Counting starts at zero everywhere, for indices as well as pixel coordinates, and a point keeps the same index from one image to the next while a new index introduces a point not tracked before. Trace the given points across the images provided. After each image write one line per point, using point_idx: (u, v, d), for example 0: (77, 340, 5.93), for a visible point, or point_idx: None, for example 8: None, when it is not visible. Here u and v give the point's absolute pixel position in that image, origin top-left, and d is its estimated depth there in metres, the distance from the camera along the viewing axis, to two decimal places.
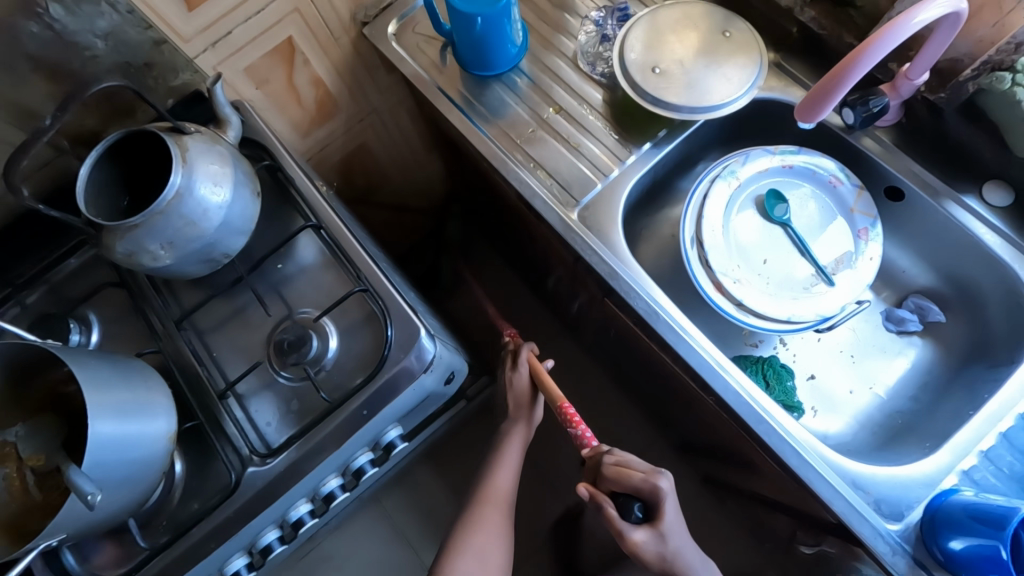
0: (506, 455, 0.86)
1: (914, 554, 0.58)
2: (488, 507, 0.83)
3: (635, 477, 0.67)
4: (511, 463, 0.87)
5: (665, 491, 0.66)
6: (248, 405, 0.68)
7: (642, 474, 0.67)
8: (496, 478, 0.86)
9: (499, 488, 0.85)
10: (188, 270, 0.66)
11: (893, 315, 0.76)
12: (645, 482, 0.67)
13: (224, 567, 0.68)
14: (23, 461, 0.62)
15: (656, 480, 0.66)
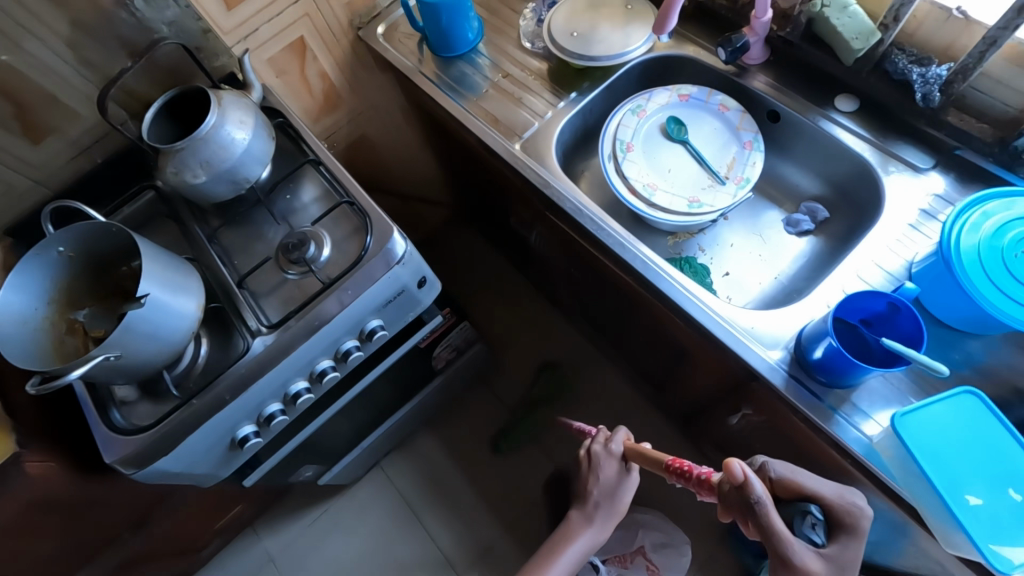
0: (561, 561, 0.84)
1: (789, 373, 0.70)
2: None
3: (820, 488, 0.67)
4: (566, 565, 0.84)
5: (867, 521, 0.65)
6: (259, 296, 0.85)
7: (832, 494, 0.67)
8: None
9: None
10: (218, 192, 0.86)
11: (790, 220, 0.91)
12: (834, 500, 0.66)
13: (236, 431, 0.84)
14: (89, 333, 0.77)
15: (850, 501, 0.66)
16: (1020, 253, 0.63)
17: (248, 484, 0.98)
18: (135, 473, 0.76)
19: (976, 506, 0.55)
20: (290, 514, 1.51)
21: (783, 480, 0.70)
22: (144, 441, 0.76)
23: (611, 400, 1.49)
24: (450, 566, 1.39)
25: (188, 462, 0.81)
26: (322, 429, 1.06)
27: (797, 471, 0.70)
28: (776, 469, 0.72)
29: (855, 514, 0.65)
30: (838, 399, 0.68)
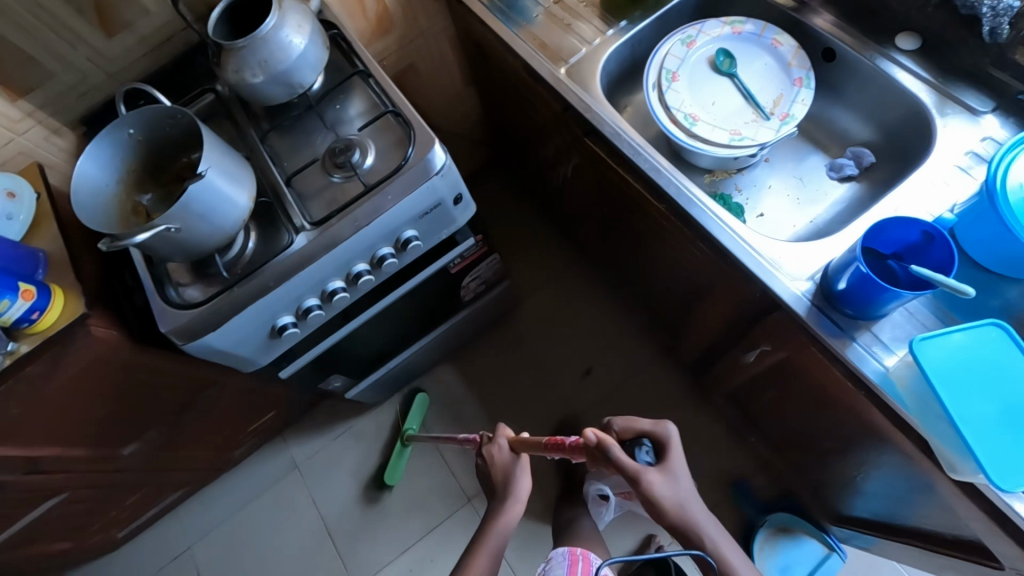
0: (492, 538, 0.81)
1: (813, 302, 0.70)
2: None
3: (645, 423, 0.79)
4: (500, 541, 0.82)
5: (676, 432, 0.78)
6: (304, 197, 0.90)
7: (651, 423, 0.79)
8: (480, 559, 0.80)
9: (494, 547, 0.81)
10: (274, 94, 0.90)
11: (834, 164, 0.89)
12: (655, 430, 0.78)
13: (276, 320, 0.90)
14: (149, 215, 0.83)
15: (664, 425, 0.78)
16: None
17: (285, 375, 1.07)
18: (186, 344, 0.83)
19: (983, 414, 0.55)
20: (315, 428, 1.60)
21: (621, 428, 0.81)
22: (194, 316, 0.83)
23: (630, 350, 1.51)
24: (461, 489, 1.47)
25: (232, 342, 0.88)
26: (352, 336, 1.13)
27: (629, 417, 0.82)
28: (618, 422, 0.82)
29: (664, 432, 0.77)
30: (861, 329, 0.67)
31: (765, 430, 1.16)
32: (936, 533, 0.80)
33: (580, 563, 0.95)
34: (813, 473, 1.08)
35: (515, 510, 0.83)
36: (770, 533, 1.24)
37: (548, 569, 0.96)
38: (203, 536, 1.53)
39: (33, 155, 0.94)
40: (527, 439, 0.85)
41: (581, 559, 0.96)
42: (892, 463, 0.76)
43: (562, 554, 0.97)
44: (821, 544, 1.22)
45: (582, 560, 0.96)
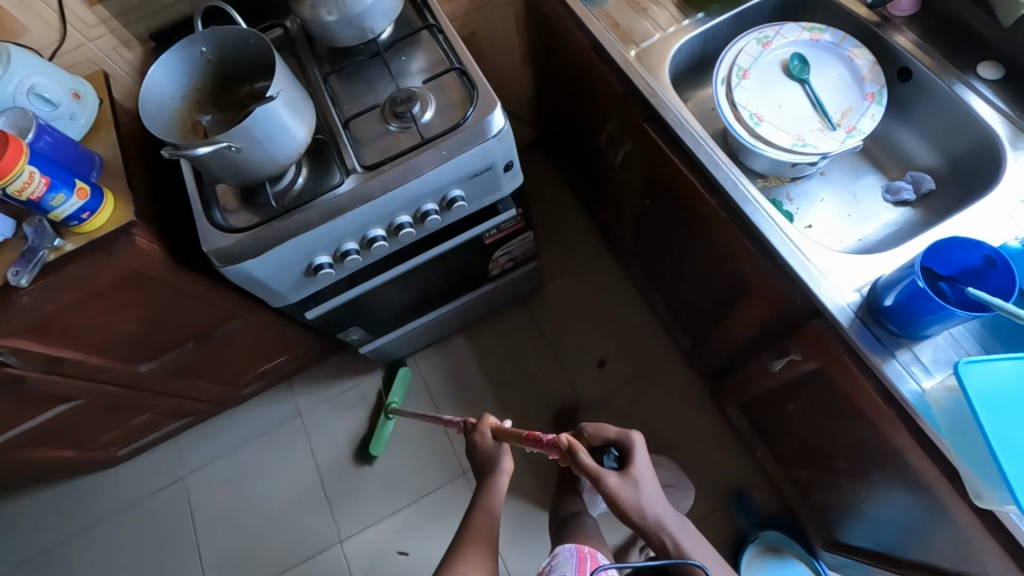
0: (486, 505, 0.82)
1: (856, 315, 0.69)
2: (474, 549, 0.78)
3: (609, 431, 0.80)
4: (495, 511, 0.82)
5: (643, 442, 0.78)
6: (358, 140, 0.90)
7: (618, 430, 0.80)
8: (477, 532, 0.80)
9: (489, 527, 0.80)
10: (344, 35, 0.91)
11: (891, 187, 0.88)
12: (621, 439, 0.78)
13: (314, 258, 0.91)
14: (206, 134, 0.83)
15: (628, 433, 0.78)
16: None
17: (310, 317, 1.08)
18: (225, 267, 0.84)
19: (1016, 442, 0.55)
20: (323, 380, 1.62)
21: (592, 434, 0.82)
22: (237, 241, 0.84)
23: (646, 349, 1.51)
24: (459, 461, 1.47)
25: (269, 272, 0.89)
26: (379, 289, 1.13)
27: (602, 424, 0.83)
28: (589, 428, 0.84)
29: (630, 440, 0.78)
30: (902, 348, 0.67)
31: (775, 445, 1.15)
32: (940, 566, 0.79)
33: (589, 561, 0.94)
34: (817, 494, 1.08)
35: (501, 487, 0.83)
36: (761, 550, 1.24)
37: (555, 565, 0.95)
38: (199, 468, 1.55)
39: (100, 63, 0.96)
40: (511, 432, 0.83)
41: (589, 557, 0.94)
42: (910, 488, 0.75)
43: (570, 551, 0.96)
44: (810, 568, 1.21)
45: (590, 559, 0.94)
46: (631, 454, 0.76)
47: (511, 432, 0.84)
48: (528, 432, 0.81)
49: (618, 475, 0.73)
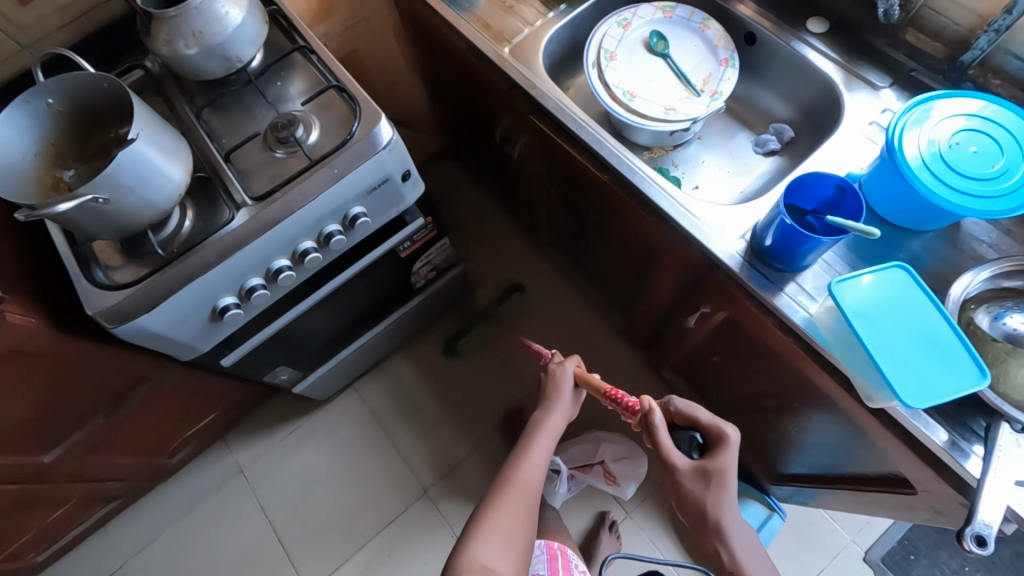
0: (540, 443, 0.80)
1: (745, 259, 0.75)
2: (518, 492, 0.74)
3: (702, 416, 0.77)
4: (544, 458, 0.79)
5: (736, 437, 0.75)
6: (243, 172, 0.87)
7: (710, 418, 0.77)
8: (528, 470, 0.77)
9: (528, 478, 0.76)
10: (210, 68, 0.87)
11: (759, 140, 0.96)
12: (713, 425, 0.76)
13: (217, 301, 0.87)
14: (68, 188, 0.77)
15: (722, 427, 0.75)
16: (959, 143, 0.67)
17: (227, 364, 1.02)
18: (115, 327, 0.78)
19: (891, 344, 0.60)
20: (262, 429, 1.53)
21: (679, 411, 0.80)
22: (125, 297, 0.78)
23: (582, 333, 1.55)
24: (418, 482, 1.44)
25: (168, 324, 0.83)
26: (299, 322, 1.10)
27: (695, 406, 0.80)
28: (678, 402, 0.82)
29: (726, 437, 0.74)
30: (787, 281, 0.73)
31: (709, 397, 1.23)
32: (862, 473, 0.86)
33: (559, 558, 1.03)
34: (754, 434, 1.15)
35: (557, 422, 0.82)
36: None
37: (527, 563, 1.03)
38: (137, 552, 1.42)
39: None
40: (591, 376, 0.83)
41: (559, 554, 1.04)
42: (823, 408, 0.82)
43: (541, 547, 1.04)
44: (762, 506, 1.30)
45: (560, 555, 1.03)
46: (718, 445, 0.74)
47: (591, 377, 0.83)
48: (609, 388, 0.78)
49: (695, 465, 0.73)
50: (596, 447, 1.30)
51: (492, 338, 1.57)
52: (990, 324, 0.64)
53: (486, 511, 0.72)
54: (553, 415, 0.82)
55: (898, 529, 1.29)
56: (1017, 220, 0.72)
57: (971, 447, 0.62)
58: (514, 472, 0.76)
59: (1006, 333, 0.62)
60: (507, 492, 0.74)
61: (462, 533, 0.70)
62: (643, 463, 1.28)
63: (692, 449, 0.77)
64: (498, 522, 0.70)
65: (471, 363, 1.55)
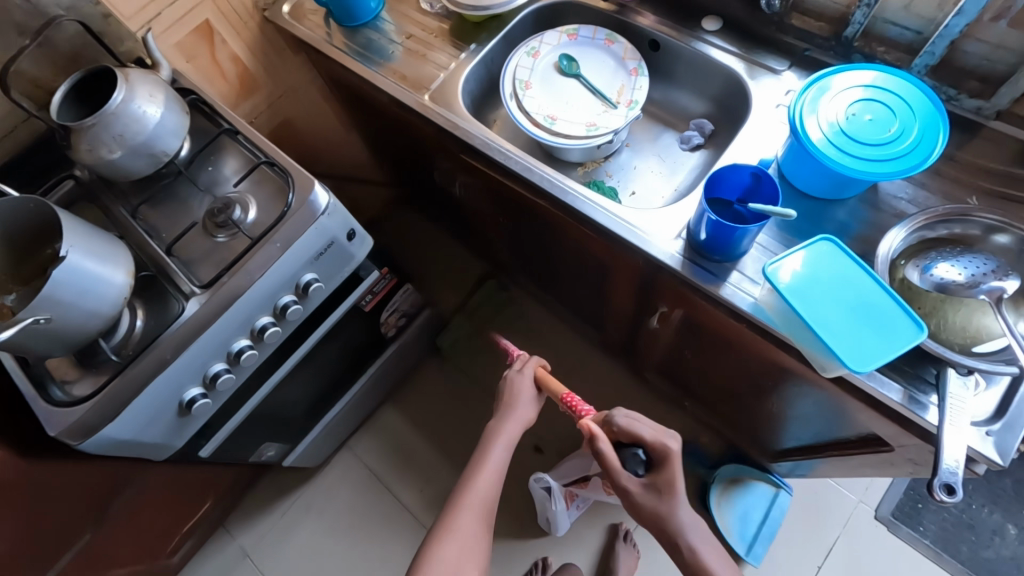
0: (492, 456, 0.80)
1: (686, 257, 0.77)
2: (470, 514, 0.75)
3: (639, 431, 0.74)
4: (497, 468, 0.80)
5: (672, 454, 0.72)
6: (187, 262, 0.87)
7: (651, 434, 0.73)
8: (481, 488, 0.78)
9: (482, 495, 0.77)
10: (138, 166, 0.88)
11: (683, 138, 1.00)
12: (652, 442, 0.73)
13: (183, 395, 0.86)
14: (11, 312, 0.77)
15: (662, 443, 0.72)
16: (855, 114, 0.71)
17: (207, 454, 1.01)
18: (81, 444, 0.77)
19: (828, 318, 0.62)
20: (261, 508, 1.50)
21: (621, 430, 0.75)
22: (87, 411, 0.77)
23: (562, 348, 1.57)
24: (427, 529, 1.42)
25: (137, 429, 0.82)
26: (274, 395, 1.09)
27: (633, 417, 0.76)
28: (620, 417, 0.76)
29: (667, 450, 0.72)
30: (728, 271, 0.75)
31: (692, 388, 1.25)
32: (843, 438, 0.88)
33: None
34: (742, 417, 1.17)
35: (510, 425, 0.83)
36: (724, 488, 1.32)
37: None
38: None
39: None
40: (553, 380, 0.85)
41: None
42: (791, 383, 0.84)
43: None
44: (768, 484, 1.31)
45: None
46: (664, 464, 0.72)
47: (551, 379, 0.86)
48: (566, 396, 0.83)
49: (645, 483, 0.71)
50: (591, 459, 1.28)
51: (475, 371, 1.58)
52: (920, 277, 0.67)
53: (440, 530, 0.75)
54: (504, 427, 0.83)
55: (901, 480, 1.31)
56: (929, 172, 0.76)
57: (927, 398, 0.64)
58: (464, 490, 0.78)
59: (936, 283, 0.66)
60: (460, 513, 0.75)
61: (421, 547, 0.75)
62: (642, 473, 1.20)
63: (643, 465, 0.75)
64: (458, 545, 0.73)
65: (460, 400, 1.56)
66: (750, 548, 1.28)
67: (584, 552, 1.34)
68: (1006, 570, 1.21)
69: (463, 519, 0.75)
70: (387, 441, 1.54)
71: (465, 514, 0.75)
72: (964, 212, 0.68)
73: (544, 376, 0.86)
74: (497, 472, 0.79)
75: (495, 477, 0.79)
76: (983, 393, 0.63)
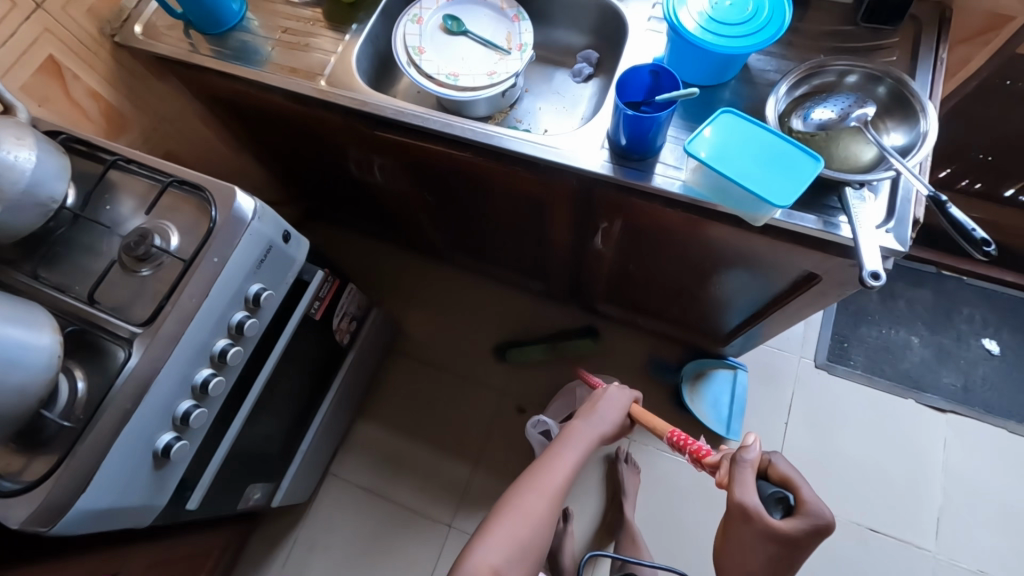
0: (567, 452, 0.89)
1: (614, 162, 0.84)
2: (536, 496, 0.83)
3: (804, 488, 0.71)
4: (566, 465, 0.88)
5: (824, 524, 0.66)
6: (114, 306, 0.80)
7: (813, 497, 0.70)
8: (553, 474, 0.86)
9: (549, 482, 0.85)
10: (26, 220, 0.79)
11: (575, 71, 1.08)
12: (811, 501, 0.69)
13: (155, 443, 0.79)
14: None
15: (825, 511, 0.67)
16: (717, 3, 0.81)
17: (196, 506, 0.93)
18: (54, 527, 0.69)
19: (748, 172, 0.72)
20: (258, 567, 1.40)
21: (777, 470, 0.74)
22: (50, 491, 0.69)
23: (514, 310, 1.62)
24: (439, 520, 1.41)
25: (113, 494, 0.75)
26: (246, 428, 1.03)
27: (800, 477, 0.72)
28: (780, 463, 0.75)
29: (821, 518, 0.67)
30: (653, 165, 0.83)
31: (640, 303, 1.36)
32: (779, 292, 1.01)
33: None
34: (691, 313, 1.29)
35: (595, 429, 0.93)
36: (692, 385, 1.45)
37: None
38: None
39: None
40: (650, 417, 0.96)
41: None
42: (725, 256, 0.95)
43: None
44: (727, 368, 1.46)
45: None
46: (806, 523, 0.67)
47: (647, 417, 0.97)
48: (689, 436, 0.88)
49: (779, 527, 0.67)
50: (572, 395, 1.41)
51: (437, 358, 1.59)
52: (804, 124, 0.79)
53: (495, 517, 0.82)
54: (583, 425, 0.93)
55: (826, 328, 1.52)
56: (783, 45, 0.90)
57: (838, 219, 0.76)
58: (534, 476, 0.86)
59: (817, 125, 0.78)
60: (526, 495, 0.83)
61: (474, 534, 0.82)
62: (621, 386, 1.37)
63: (777, 509, 0.71)
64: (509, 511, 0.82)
65: (431, 389, 1.55)
66: (729, 427, 1.42)
67: (588, 487, 1.43)
68: (920, 372, 1.46)
69: (530, 500, 0.82)
70: (371, 452, 1.50)
71: (531, 496, 0.83)
72: (820, 64, 0.81)
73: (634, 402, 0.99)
74: (564, 470, 0.87)
75: (562, 474, 0.87)
76: (876, 201, 0.76)
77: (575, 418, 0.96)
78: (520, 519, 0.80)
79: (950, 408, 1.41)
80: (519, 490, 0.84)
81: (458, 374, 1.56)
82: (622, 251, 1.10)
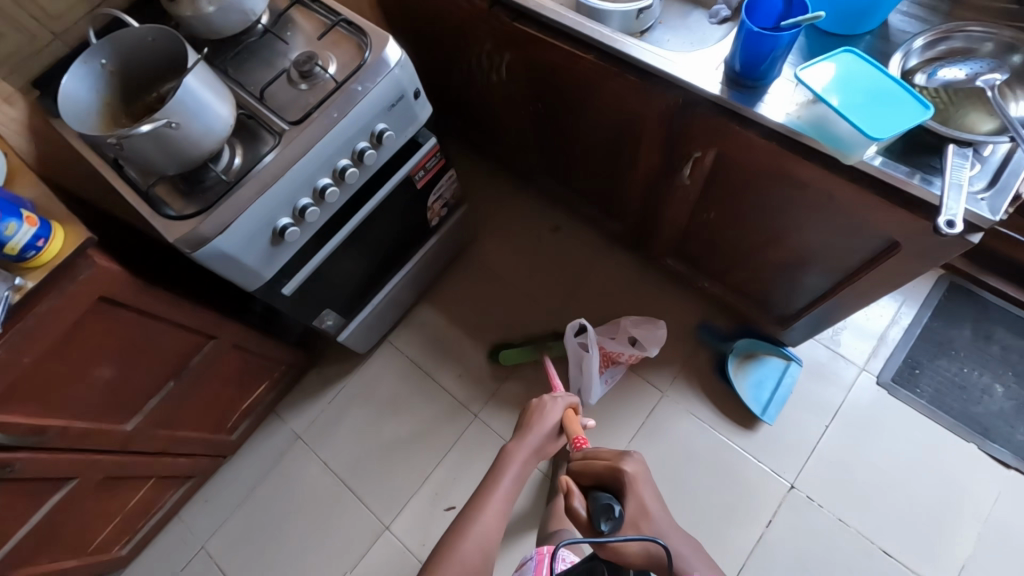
0: (506, 476, 0.95)
1: (725, 84, 0.89)
2: (488, 518, 0.89)
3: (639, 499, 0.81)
4: (508, 488, 0.94)
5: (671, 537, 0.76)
6: (274, 106, 0.98)
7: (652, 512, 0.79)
8: (496, 492, 0.93)
9: (500, 500, 0.92)
10: (230, 25, 0.98)
11: (711, 13, 1.11)
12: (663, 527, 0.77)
13: (276, 222, 0.97)
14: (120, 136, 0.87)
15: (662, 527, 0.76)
16: None
17: (288, 293, 1.12)
18: (196, 251, 0.88)
19: (853, 105, 0.74)
20: (308, 396, 1.62)
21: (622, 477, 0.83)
22: (199, 223, 0.88)
23: (586, 248, 1.69)
24: (468, 407, 1.55)
25: (239, 247, 0.93)
26: (337, 253, 1.20)
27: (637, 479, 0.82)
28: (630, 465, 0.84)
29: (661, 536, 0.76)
30: (761, 92, 0.87)
31: (709, 264, 1.38)
32: (853, 265, 1.01)
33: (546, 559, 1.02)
34: (757, 284, 1.30)
35: (526, 452, 0.97)
36: (740, 361, 1.47)
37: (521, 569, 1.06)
38: (214, 533, 1.50)
39: None
40: (573, 424, 1.00)
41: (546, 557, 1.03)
42: (804, 209, 0.97)
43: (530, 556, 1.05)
44: (780, 357, 1.46)
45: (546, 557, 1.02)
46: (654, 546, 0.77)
47: (572, 424, 1.01)
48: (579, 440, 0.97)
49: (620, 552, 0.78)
50: (615, 325, 1.51)
51: (504, 272, 1.69)
52: (928, 80, 0.81)
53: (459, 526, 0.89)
54: (520, 446, 0.98)
55: (900, 349, 1.45)
56: (931, 12, 0.88)
57: (936, 180, 0.76)
58: (484, 499, 0.92)
59: (941, 82, 0.79)
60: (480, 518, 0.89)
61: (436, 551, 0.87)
62: (660, 324, 1.46)
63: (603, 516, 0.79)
64: (478, 522, 0.89)
65: (492, 296, 1.67)
66: (764, 410, 1.42)
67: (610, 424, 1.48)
68: (992, 421, 1.36)
69: (479, 520, 0.89)
70: (425, 333, 1.66)
71: (480, 515, 0.90)
72: (958, 27, 0.82)
73: (567, 417, 1.01)
74: (506, 496, 0.93)
75: (506, 493, 0.93)
76: (983, 173, 0.75)
77: (512, 438, 1.01)
78: (467, 545, 0.86)
79: (1014, 465, 1.32)
80: (468, 511, 0.91)
81: (519, 289, 1.66)
82: (705, 191, 1.13)
